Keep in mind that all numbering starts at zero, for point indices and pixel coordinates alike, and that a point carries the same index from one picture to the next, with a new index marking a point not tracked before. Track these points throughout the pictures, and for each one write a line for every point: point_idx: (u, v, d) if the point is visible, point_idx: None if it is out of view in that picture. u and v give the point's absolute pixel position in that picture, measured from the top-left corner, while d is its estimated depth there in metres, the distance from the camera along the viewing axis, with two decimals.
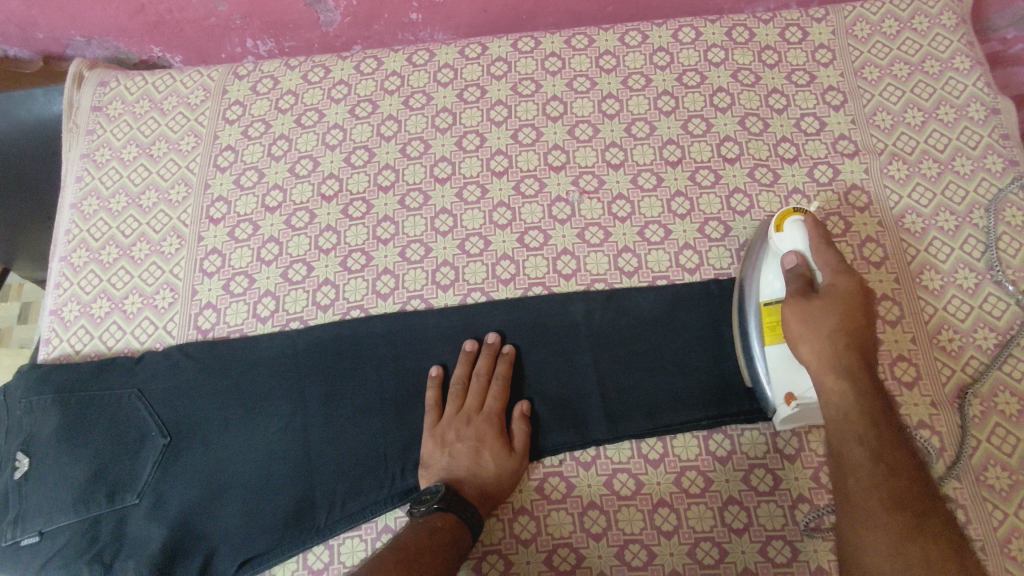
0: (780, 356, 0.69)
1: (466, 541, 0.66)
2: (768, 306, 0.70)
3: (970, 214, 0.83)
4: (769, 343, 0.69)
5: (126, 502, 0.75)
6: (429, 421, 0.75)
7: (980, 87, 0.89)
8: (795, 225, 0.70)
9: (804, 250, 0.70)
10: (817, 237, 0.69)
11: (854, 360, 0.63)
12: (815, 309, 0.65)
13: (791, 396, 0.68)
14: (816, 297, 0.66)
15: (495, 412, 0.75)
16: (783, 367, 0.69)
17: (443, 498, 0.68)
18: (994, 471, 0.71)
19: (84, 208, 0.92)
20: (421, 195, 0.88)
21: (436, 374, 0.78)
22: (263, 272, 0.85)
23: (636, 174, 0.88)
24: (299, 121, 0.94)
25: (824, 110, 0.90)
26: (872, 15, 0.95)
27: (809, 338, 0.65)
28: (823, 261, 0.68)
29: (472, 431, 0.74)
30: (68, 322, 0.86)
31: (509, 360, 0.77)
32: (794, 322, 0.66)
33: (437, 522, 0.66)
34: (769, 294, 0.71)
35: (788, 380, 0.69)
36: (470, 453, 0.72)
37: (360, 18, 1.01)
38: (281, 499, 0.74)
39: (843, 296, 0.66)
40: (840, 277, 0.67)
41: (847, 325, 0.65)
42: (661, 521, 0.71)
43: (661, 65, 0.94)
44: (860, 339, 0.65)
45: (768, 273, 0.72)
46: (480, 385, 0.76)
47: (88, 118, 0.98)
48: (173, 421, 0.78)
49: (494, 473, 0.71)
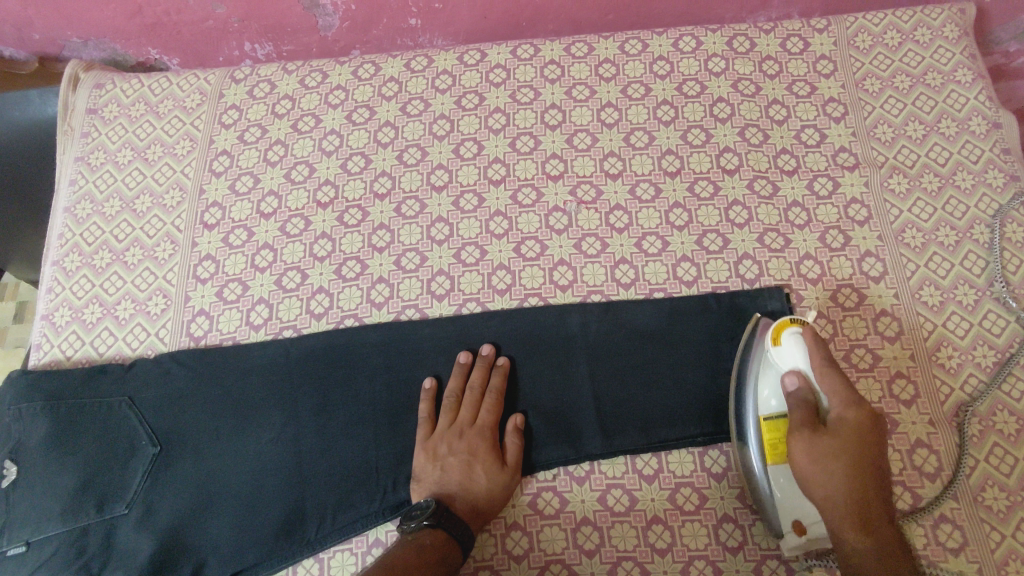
0: (785, 481, 0.67)
1: (455, 558, 0.66)
2: (769, 425, 0.68)
3: (971, 229, 0.82)
4: (773, 465, 0.68)
5: (114, 512, 0.74)
6: (422, 433, 0.74)
7: (982, 100, 0.88)
8: (794, 341, 0.67)
9: (805, 368, 0.67)
10: (819, 358, 0.66)
11: (870, 506, 0.61)
12: (826, 448, 0.63)
13: (799, 524, 0.66)
14: (823, 432, 0.64)
15: (489, 426, 0.74)
16: (788, 491, 0.67)
17: (433, 513, 0.67)
18: (992, 492, 0.70)
19: (77, 212, 0.91)
20: (417, 203, 0.87)
21: (429, 387, 0.77)
22: (257, 279, 0.84)
23: (634, 185, 0.87)
24: (295, 126, 0.93)
25: (825, 122, 0.89)
26: (874, 27, 0.95)
27: (822, 481, 0.62)
28: (828, 387, 0.65)
29: (464, 445, 0.73)
30: (59, 327, 0.85)
31: (503, 372, 0.77)
32: (803, 460, 0.63)
33: (427, 539, 0.66)
34: (769, 411, 0.69)
35: (796, 506, 0.66)
36: (462, 468, 0.71)
37: (358, 23, 1.00)
38: (271, 512, 0.73)
39: (853, 431, 0.63)
40: (847, 408, 0.63)
41: (859, 466, 0.62)
42: (655, 538, 0.70)
43: (660, 74, 0.93)
44: (874, 480, 0.62)
45: (766, 388, 0.69)
46: (473, 397, 0.76)
47: (82, 121, 0.97)
48: (164, 431, 0.77)
49: (485, 488, 0.71)
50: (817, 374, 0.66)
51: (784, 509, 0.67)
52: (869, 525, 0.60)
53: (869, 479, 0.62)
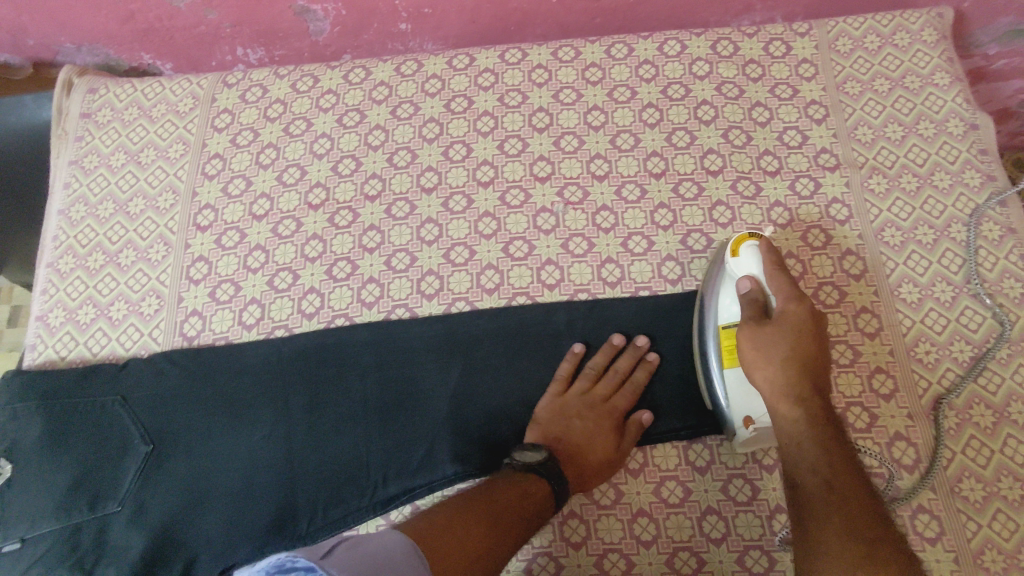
0: (738, 381, 0.70)
1: (548, 511, 0.67)
2: (726, 330, 0.72)
3: (949, 228, 0.84)
4: (728, 367, 0.70)
5: (107, 509, 0.75)
6: (556, 389, 0.78)
7: (960, 102, 0.91)
8: (750, 251, 0.73)
9: (758, 275, 0.72)
10: (771, 262, 0.71)
11: (805, 384, 0.63)
12: (768, 335, 0.66)
13: (749, 420, 0.69)
14: (768, 324, 0.67)
15: (619, 408, 0.76)
16: (739, 390, 0.70)
17: (544, 464, 0.69)
18: (969, 483, 0.72)
19: (72, 214, 0.92)
20: (407, 204, 0.89)
21: (577, 351, 0.79)
22: (249, 280, 0.86)
23: (620, 186, 0.89)
24: (287, 130, 0.94)
25: (806, 123, 0.91)
26: (854, 31, 0.97)
27: (762, 365, 0.66)
28: (776, 287, 0.70)
29: (590, 417, 0.76)
30: (53, 328, 0.86)
31: (650, 369, 0.78)
32: (748, 350, 0.67)
33: (530, 486, 0.67)
34: (727, 319, 0.72)
35: (746, 404, 0.70)
36: (584, 433, 0.74)
37: (349, 28, 1.02)
38: (263, 507, 0.74)
39: (793, 321, 0.67)
40: (791, 302, 0.68)
41: (800, 351, 0.65)
42: (640, 531, 0.72)
43: (645, 78, 0.95)
44: (813, 364, 0.65)
45: (726, 298, 0.74)
46: (616, 378, 0.78)
47: (77, 125, 0.98)
48: (157, 429, 0.78)
49: (593, 458, 0.73)
50: (767, 276, 0.71)
51: (736, 406, 0.70)
52: (804, 398, 0.63)
53: (808, 363, 0.65)
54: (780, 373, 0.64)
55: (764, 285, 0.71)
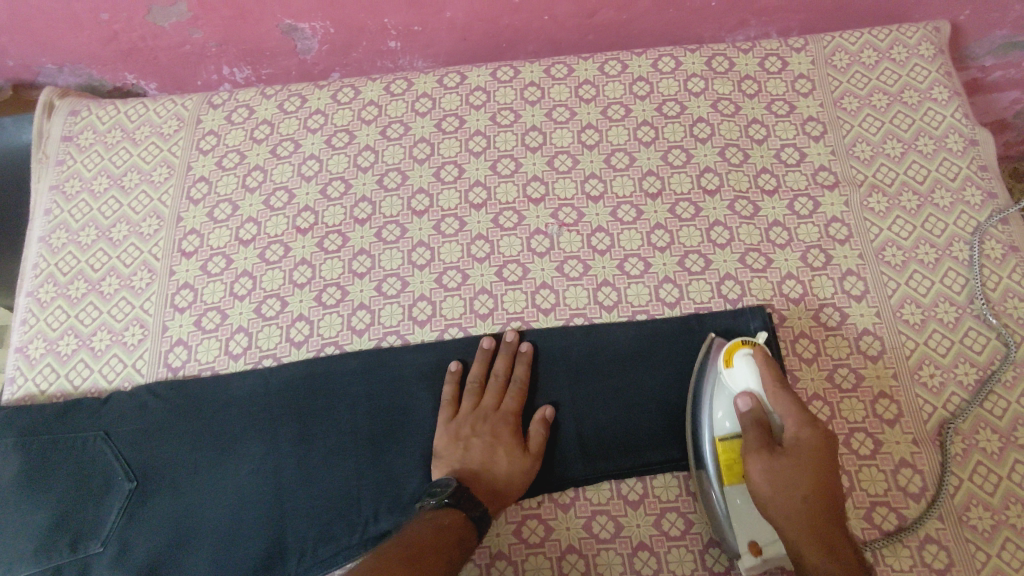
0: (740, 502, 0.68)
1: (471, 540, 0.65)
2: (725, 445, 0.69)
3: (950, 247, 0.83)
4: (730, 486, 0.69)
5: (89, 549, 0.72)
6: (446, 414, 0.76)
7: (958, 118, 0.89)
8: (745, 363, 0.70)
9: (757, 389, 0.69)
10: (770, 376, 0.69)
11: (829, 522, 0.62)
12: (781, 466, 0.64)
13: (756, 545, 0.67)
14: (781, 452, 0.65)
15: (512, 412, 0.76)
16: (741, 513, 0.68)
17: (454, 493, 0.67)
18: (977, 512, 0.70)
19: (53, 241, 0.90)
20: (398, 227, 0.87)
21: (455, 369, 0.78)
22: (235, 307, 0.83)
23: (615, 207, 0.87)
24: (274, 152, 0.92)
25: (804, 140, 0.90)
26: (851, 45, 0.95)
27: (778, 499, 0.64)
28: (778, 405, 0.68)
29: (488, 427, 0.74)
30: (33, 360, 0.83)
31: (527, 360, 0.78)
32: (762, 480, 0.64)
33: (446, 520, 0.65)
34: (724, 433, 0.70)
35: (750, 527, 0.68)
36: (484, 448, 0.73)
37: (337, 46, 1.00)
38: (250, 545, 0.72)
39: (809, 451, 0.64)
40: (802, 426, 0.65)
41: (818, 486, 0.63)
42: (641, 565, 0.70)
43: (640, 95, 0.93)
44: (831, 498, 0.64)
45: (720, 409, 0.71)
46: (499, 384, 0.77)
47: (58, 148, 0.95)
48: (140, 465, 0.76)
49: (506, 469, 0.72)
50: (769, 394, 0.68)
51: (739, 529, 0.68)
52: (828, 537, 0.61)
53: (826, 498, 0.63)
54: (804, 510, 0.63)
55: (763, 400, 0.69)
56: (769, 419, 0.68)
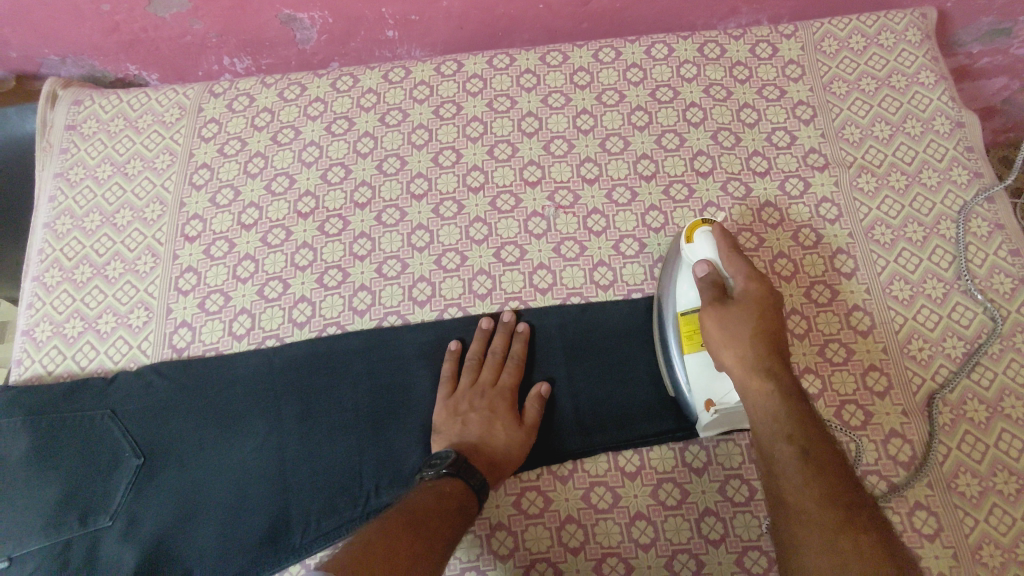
0: (700, 365, 0.71)
1: (473, 507, 0.67)
2: (685, 314, 0.72)
3: (938, 225, 0.85)
4: (690, 350, 0.71)
5: (97, 524, 0.74)
6: (444, 392, 0.77)
7: (945, 101, 0.91)
8: (704, 236, 0.73)
9: (714, 258, 0.72)
10: (725, 246, 0.72)
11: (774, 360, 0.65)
12: (732, 314, 0.67)
13: (712, 403, 0.70)
14: (732, 303, 0.68)
15: (509, 388, 0.77)
16: (701, 375, 0.71)
17: (454, 463, 0.68)
18: (965, 479, 0.72)
19: (58, 227, 0.91)
20: (398, 211, 0.88)
21: (454, 348, 0.80)
22: (238, 289, 0.85)
23: (610, 189, 0.88)
24: (275, 138, 0.94)
25: (794, 124, 0.92)
26: (840, 31, 0.97)
27: (729, 344, 0.66)
28: (733, 268, 0.71)
29: (486, 402, 0.75)
30: (39, 343, 0.85)
31: (525, 338, 0.79)
32: (714, 329, 0.67)
33: (447, 488, 0.66)
34: (685, 305, 0.73)
35: (707, 388, 0.70)
36: (482, 421, 0.74)
37: (336, 36, 1.02)
38: (255, 517, 0.73)
39: (756, 301, 0.68)
40: (750, 282, 0.69)
41: (763, 330, 0.66)
42: (638, 534, 0.71)
43: (634, 81, 0.95)
44: (776, 342, 0.67)
45: (684, 283, 0.74)
46: (496, 362, 0.79)
47: (61, 137, 0.97)
48: (147, 442, 0.77)
49: (503, 442, 0.73)
50: (723, 259, 0.72)
51: (698, 389, 0.71)
52: (771, 370, 0.64)
53: (773, 340, 0.66)
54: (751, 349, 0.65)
55: (719, 267, 0.72)
56: (724, 281, 0.71)
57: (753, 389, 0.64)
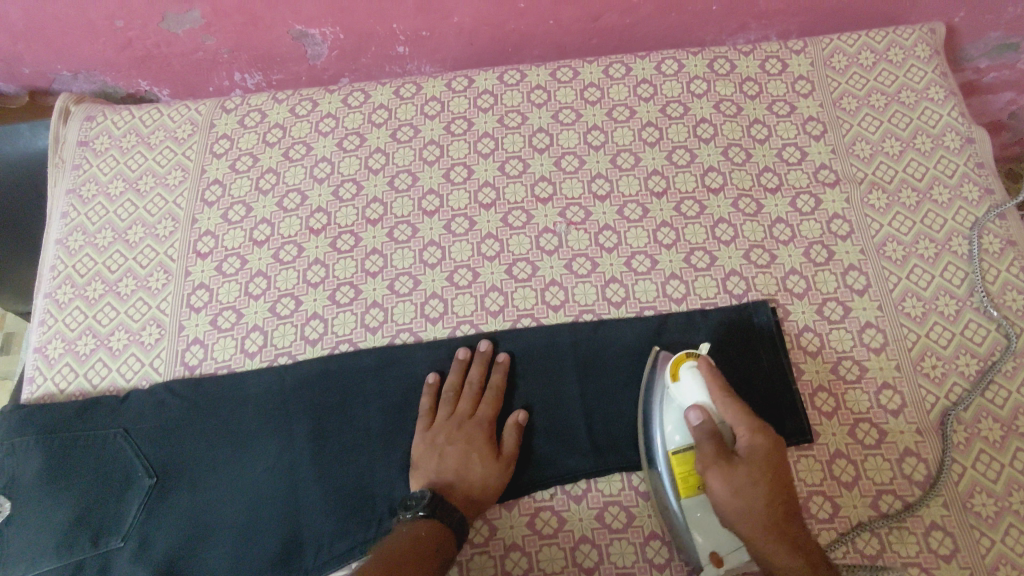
0: (700, 513, 0.68)
1: (449, 547, 0.66)
2: (679, 459, 0.69)
3: (950, 241, 0.85)
4: (687, 498, 0.68)
5: (110, 545, 0.73)
6: (423, 425, 0.77)
7: (955, 117, 0.92)
8: (691, 374, 0.69)
9: (705, 400, 0.68)
10: (716, 388, 0.68)
11: (790, 523, 0.62)
12: (742, 476, 0.63)
13: (717, 555, 0.67)
14: (738, 462, 0.64)
15: (487, 418, 0.77)
16: (702, 521, 0.68)
17: (429, 504, 0.68)
18: (980, 498, 0.72)
19: (70, 244, 0.91)
20: (409, 227, 0.89)
21: (433, 380, 0.79)
22: (250, 306, 0.85)
23: (622, 206, 0.89)
24: (287, 155, 0.94)
25: (805, 140, 0.92)
26: (849, 47, 0.98)
27: (742, 507, 0.63)
28: (730, 414, 0.66)
29: (463, 435, 0.75)
30: (52, 360, 0.85)
31: (504, 368, 0.79)
32: (722, 492, 0.64)
33: (422, 532, 0.66)
34: (676, 446, 0.69)
35: (710, 537, 0.68)
36: (459, 456, 0.74)
37: (347, 52, 1.02)
38: (268, 538, 0.73)
39: (764, 457, 0.64)
40: (754, 433, 0.65)
41: (773, 488, 0.63)
42: (652, 554, 0.71)
43: (644, 97, 0.95)
44: (786, 497, 0.64)
45: (672, 423, 0.70)
46: (474, 391, 0.78)
47: (74, 153, 0.97)
48: (160, 461, 0.77)
49: (480, 474, 0.73)
50: (714, 401, 0.68)
51: (700, 540, 0.68)
52: (789, 535, 0.62)
53: (783, 496, 0.64)
54: (766, 512, 0.62)
55: (712, 412, 0.68)
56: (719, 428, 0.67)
57: (776, 566, 0.61)
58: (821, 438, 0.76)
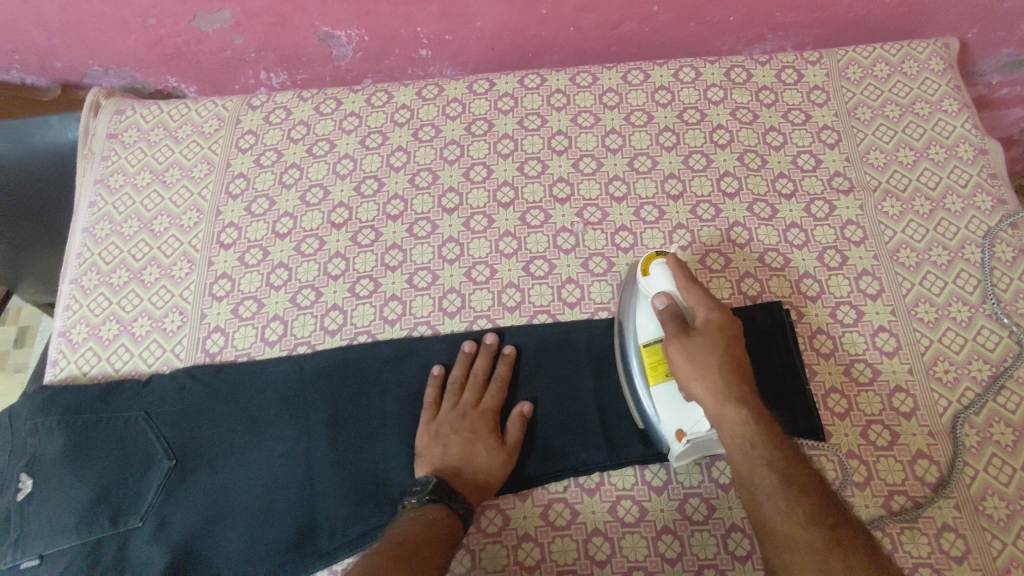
0: (666, 396, 0.71)
1: (458, 532, 0.68)
2: (648, 347, 0.73)
3: (963, 249, 0.86)
4: (655, 382, 0.72)
5: (128, 524, 0.74)
6: (427, 416, 0.78)
7: (968, 128, 0.93)
8: (660, 268, 0.73)
9: (672, 290, 0.72)
10: (681, 277, 0.72)
11: (744, 389, 0.66)
12: (699, 347, 0.67)
13: (682, 433, 0.70)
14: (696, 335, 0.68)
15: (492, 409, 0.78)
16: (671, 406, 0.71)
17: (436, 489, 0.69)
18: (992, 501, 0.72)
19: (97, 232, 0.93)
20: (429, 224, 0.90)
21: (437, 373, 0.80)
22: (272, 297, 0.87)
23: (638, 207, 0.90)
24: (311, 151, 0.96)
25: (820, 148, 0.94)
26: (864, 59, 1.00)
27: (699, 376, 0.66)
28: (692, 299, 0.71)
29: (468, 423, 0.76)
30: (75, 344, 0.86)
31: (509, 360, 0.80)
32: (681, 361, 0.67)
33: (432, 518, 0.67)
34: (647, 337, 0.73)
35: (677, 419, 0.71)
36: (463, 444, 0.74)
37: (371, 53, 1.05)
38: (284, 523, 0.73)
39: (721, 331, 0.68)
40: (712, 311, 0.70)
41: (729, 358, 0.67)
42: (664, 548, 0.72)
43: (662, 103, 0.97)
44: (740, 368, 0.68)
45: (642, 316, 0.74)
46: (478, 383, 0.79)
47: (103, 145, 1.00)
48: (180, 445, 0.78)
49: (486, 463, 0.74)
50: (680, 289, 0.72)
51: (667, 420, 0.71)
52: (741, 398, 0.65)
53: (738, 367, 0.67)
54: (721, 376, 0.66)
55: (677, 299, 0.72)
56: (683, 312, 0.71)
57: (728, 427, 0.64)
58: (832, 438, 0.76)
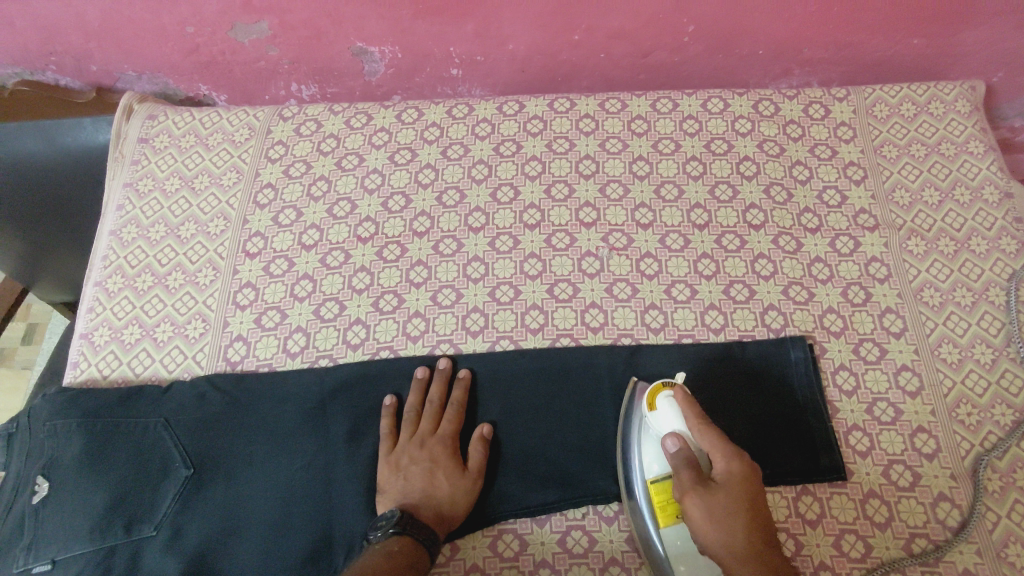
0: (680, 542, 0.67)
1: (424, 564, 0.67)
2: (658, 488, 0.69)
3: (987, 291, 0.86)
4: (666, 528, 0.67)
5: (142, 532, 0.73)
6: (385, 448, 0.77)
7: (994, 171, 0.94)
8: (668, 402, 0.69)
9: (683, 429, 0.68)
10: (693, 415, 0.68)
11: (772, 554, 0.62)
12: (722, 505, 0.63)
13: None
14: (717, 489, 0.63)
15: (449, 436, 0.77)
16: (681, 552, 0.67)
17: (399, 522, 0.68)
18: (1015, 549, 0.71)
19: (123, 235, 0.94)
20: (455, 242, 0.91)
21: (390, 403, 0.79)
22: (295, 308, 0.87)
23: (663, 235, 0.90)
24: (340, 164, 0.97)
25: (846, 184, 0.94)
26: (891, 98, 1.00)
27: (723, 538, 0.62)
28: (708, 443, 0.66)
29: (426, 453, 0.76)
30: (97, 347, 0.86)
31: (464, 384, 0.80)
32: (701, 518, 0.63)
33: (395, 550, 0.66)
34: (655, 476, 0.69)
35: (692, 566, 0.66)
36: (423, 476, 0.74)
37: (403, 71, 1.06)
38: (300, 538, 0.72)
39: (743, 485, 0.64)
40: (731, 460, 0.65)
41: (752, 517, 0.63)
42: None
43: (690, 132, 0.98)
44: (764, 526, 0.64)
45: (650, 452, 0.70)
46: (434, 410, 0.79)
47: (134, 149, 1.00)
48: (198, 453, 0.77)
49: (447, 492, 0.73)
50: (693, 431, 0.67)
51: (681, 570, 0.66)
52: (772, 567, 0.61)
53: (762, 525, 0.63)
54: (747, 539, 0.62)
55: (689, 440, 0.67)
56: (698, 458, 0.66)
57: None
58: (855, 477, 0.76)
